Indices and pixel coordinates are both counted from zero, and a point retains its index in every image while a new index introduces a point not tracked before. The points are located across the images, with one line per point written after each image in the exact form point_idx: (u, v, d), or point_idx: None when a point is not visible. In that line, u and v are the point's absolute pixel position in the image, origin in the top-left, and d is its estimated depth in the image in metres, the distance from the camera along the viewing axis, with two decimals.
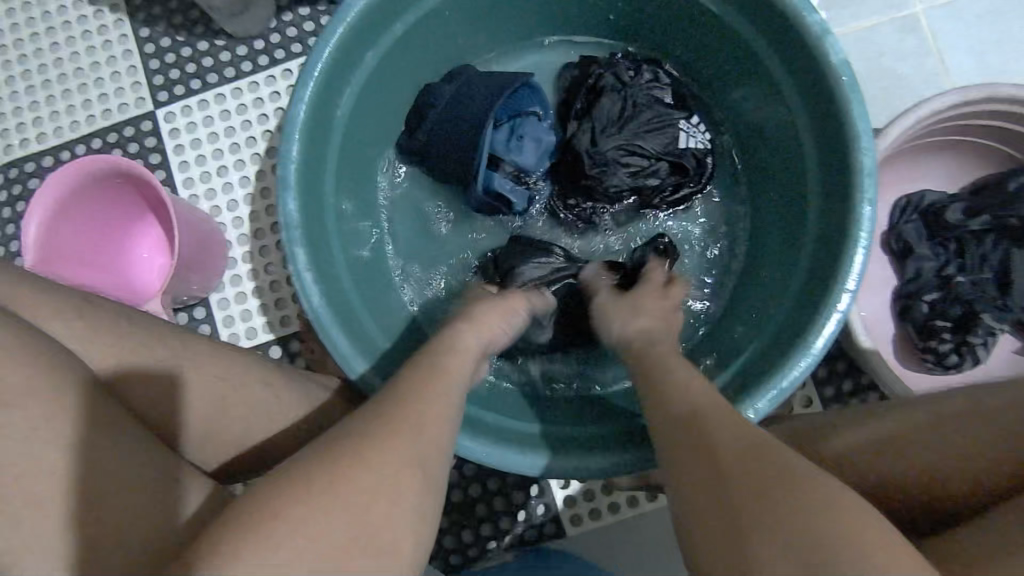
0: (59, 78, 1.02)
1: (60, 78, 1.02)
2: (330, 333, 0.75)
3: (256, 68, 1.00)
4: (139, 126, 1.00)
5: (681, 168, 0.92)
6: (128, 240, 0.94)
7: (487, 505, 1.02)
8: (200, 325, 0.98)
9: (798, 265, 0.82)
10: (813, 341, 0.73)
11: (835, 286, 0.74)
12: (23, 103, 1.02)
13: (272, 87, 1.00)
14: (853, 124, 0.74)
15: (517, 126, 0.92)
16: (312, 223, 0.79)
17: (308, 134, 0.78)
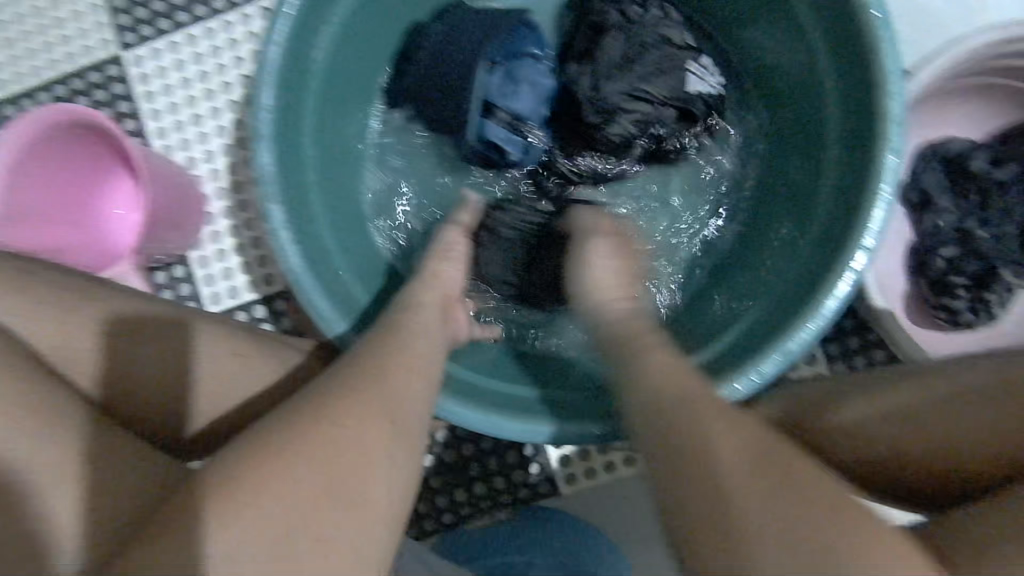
0: (16, 18, 0.94)
1: (18, 18, 0.94)
2: (311, 296, 0.70)
3: (228, 7, 0.92)
4: (105, 72, 0.93)
5: (689, 116, 0.85)
6: (95, 194, 0.88)
7: (481, 463, 0.98)
8: (182, 283, 0.93)
9: (812, 220, 0.77)
10: (826, 303, 0.69)
11: (852, 244, 0.69)
12: None
13: (246, 28, 0.92)
14: (880, 66, 0.68)
15: (512, 70, 0.85)
16: (290, 178, 0.73)
17: (283, 82, 0.72)
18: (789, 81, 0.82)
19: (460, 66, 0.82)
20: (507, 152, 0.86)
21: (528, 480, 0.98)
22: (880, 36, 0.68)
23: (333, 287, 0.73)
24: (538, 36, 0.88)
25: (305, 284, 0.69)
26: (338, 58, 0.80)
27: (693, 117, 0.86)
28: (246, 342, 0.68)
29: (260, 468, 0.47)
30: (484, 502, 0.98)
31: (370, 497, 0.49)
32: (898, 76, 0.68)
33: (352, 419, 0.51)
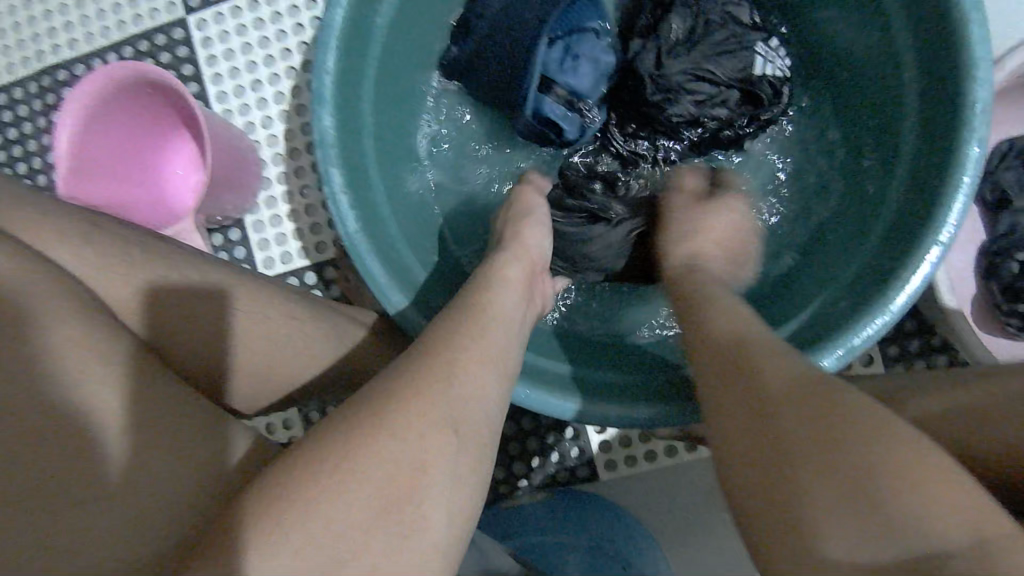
0: None
1: None
2: (364, 262, 0.70)
3: None
4: (171, 35, 0.95)
5: (753, 98, 0.83)
6: (156, 156, 0.90)
7: (520, 443, 0.97)
8: (235, 247, 0.95)
9: (880, 211, 0.73)
10: (893, 298, 0.66)
11: (924, 237, 0.65)
12: (53, 6, 0.97)
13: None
14: (968, 49, 0.64)
15: (574, 44, 0.83)
16: (349, 142, 0.73)
17: (346, 46, 0.72)
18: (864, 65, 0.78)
19: (522, 38, 0.81)
20: (563, 128, 0.85)
21: (567, 462, 0.96)
22: (970, 18, 0.64)
23: (388, 254, 0.73)
24: (600, 10, 0.86)
25: (361, 250, 0.70)
26: (400, 25, 0.79)
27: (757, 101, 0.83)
28: (295, 305, 0.69)
29: (317, 475, 0.42)
30: (521, 483, 0.97)
31: (426, 519, 0.44)
32: (986, 61, 0.64)
33: (421, 424, 0.46)
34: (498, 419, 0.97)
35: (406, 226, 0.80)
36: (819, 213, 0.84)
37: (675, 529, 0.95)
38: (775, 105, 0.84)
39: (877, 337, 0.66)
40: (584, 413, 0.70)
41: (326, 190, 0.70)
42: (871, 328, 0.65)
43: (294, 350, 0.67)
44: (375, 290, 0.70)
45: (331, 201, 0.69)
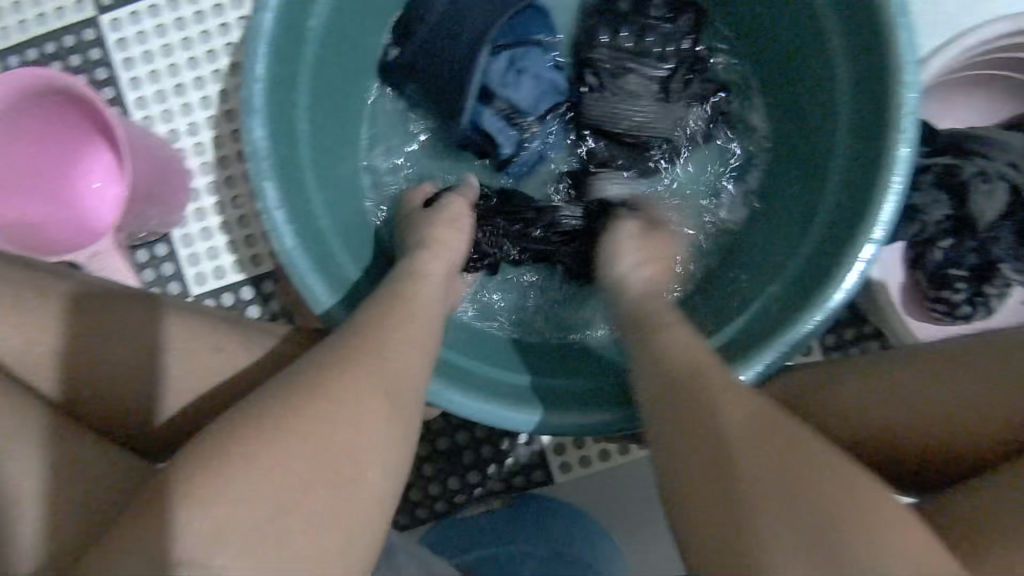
0: None
1: None
2: (305, 278, 0.59)
3: None
4: (61, 42, 0.78)
5: (775, 160, 0.73)
6: (70, 164, 0.73)
7: (475, 452, 0.85)
8: (161, 265, 0.78)
9: (810, 237, 0.63)
10: (821, 312, 0.57)
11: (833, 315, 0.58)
12: None
13: None
14: (894, 140, 0.56)
15: (622, 58, 0.72)
16: (294, 189, 0.61)
17: (274, 85, 0.60)
18: (799, 128, 0.69)
19: (462, 40, 0.68)
20: (500, 143, 0.72)
21: (517, 464, 0.84)
22: (904, 110, 0.56)
23: (361, 255, 0.67)
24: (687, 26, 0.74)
25: (313, 272, 0.59)
26: None
27: (970, 225, 0.71)
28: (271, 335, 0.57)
29: None
30: (450, 486, 0.84)
31: None
32: (909, 140, 0.56)
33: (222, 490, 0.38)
34: (447, 433, 0.85)
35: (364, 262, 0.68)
36: (742, 244, 0.73)
37: (628, 552, 0.83)
38: (749, 160, 0.75)
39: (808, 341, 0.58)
40: (481, 411, 0.59)
41: (286, 218, 0.59)
42: (813, 323, 0.57)
43: (187, 356, 0.55)
44: (317, 301, 0.59)
45: (267, 215, 0.58)
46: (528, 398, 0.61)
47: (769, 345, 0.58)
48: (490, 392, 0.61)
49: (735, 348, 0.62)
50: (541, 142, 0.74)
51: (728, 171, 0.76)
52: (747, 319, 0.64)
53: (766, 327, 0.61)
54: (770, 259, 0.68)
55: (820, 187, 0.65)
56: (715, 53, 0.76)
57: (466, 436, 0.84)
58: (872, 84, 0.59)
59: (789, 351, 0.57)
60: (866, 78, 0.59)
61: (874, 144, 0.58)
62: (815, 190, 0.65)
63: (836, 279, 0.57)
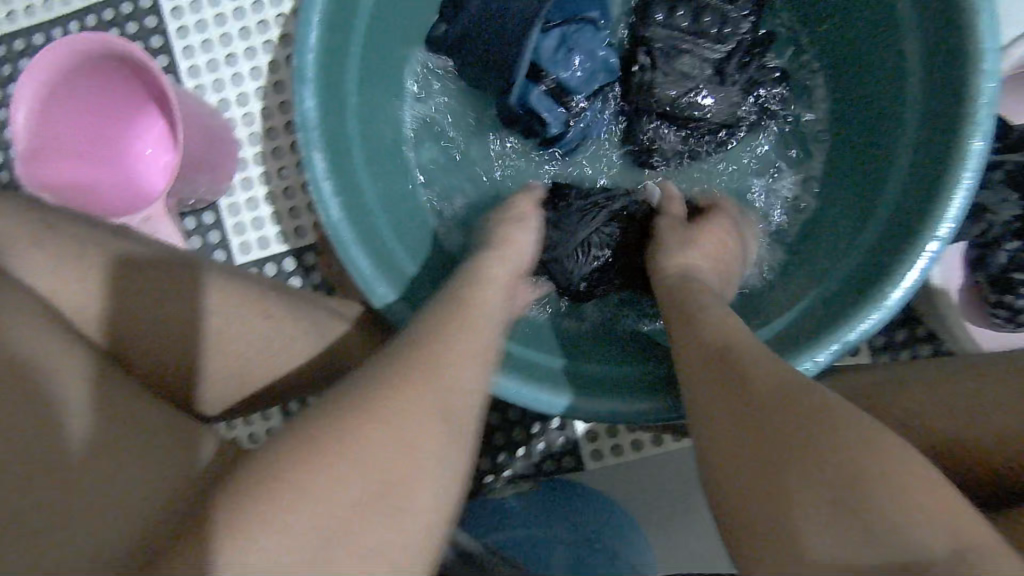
0: None
1: None
2: (348, 251, 0.59)
3: None
4: (119, 10, 0.79)
5: (833, 150, 0.70)
6: (125, 130, 0.74)
7: (506, 434, 0.84)
8: (208, 233, 0.79)
9: (867, 232, 0.61)
10: (877, 310, 0.55)
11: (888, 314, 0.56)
12: None
13: None
14: (967, 132, 0.53)
15: (678, 38, 0.69)
16: (341, 162, 0.61)
17: (325, 56, 0.59)
18: (862, 119, 0.66)
19: (515, 15, 0.67)
20: (548, 123, 0.70)
21: (548, 448, 0.84)
22: (978, 101, 0.53)
23: (405, 232, 0.67)
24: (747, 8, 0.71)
25: (356, 246, 0.59)
26: None
27: None
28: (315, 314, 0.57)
29: None
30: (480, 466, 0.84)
31: None
32: (983, 133, 0.53)
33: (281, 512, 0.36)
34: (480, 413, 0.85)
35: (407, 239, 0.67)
36: (793, 236, 0.70)
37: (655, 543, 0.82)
38: (805, 149, 0.72)
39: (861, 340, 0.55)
40: (542, 400, 0.58)
41: (332, 191, 0.59)
42: (869, 321, 0.55)
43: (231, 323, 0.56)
44: (359, 275, 0.59)
45: (313, 187, 0.58)
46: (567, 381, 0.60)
47: (819, 342, 0.56)
48: (531, 375, 0.60)
49: (781, 343, 0.60)
50: (589, 124, 0.73)
51: (783, 160, 0.73)
52: (797, 312, 0.62)
53: (818, 322, 0.59)
54: (823, 253, 0.65)
55: (880, 180, 0.62)
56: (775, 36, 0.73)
57: (499, 416, 0.84)
58: (945, 73, 0.56)
59: (840, 350, 0.55)
60: (938, 67, 0.56)
61: (944, 136, 0.55)
62: (874, 183, 0.62)
63: (894, 276, 0.55)
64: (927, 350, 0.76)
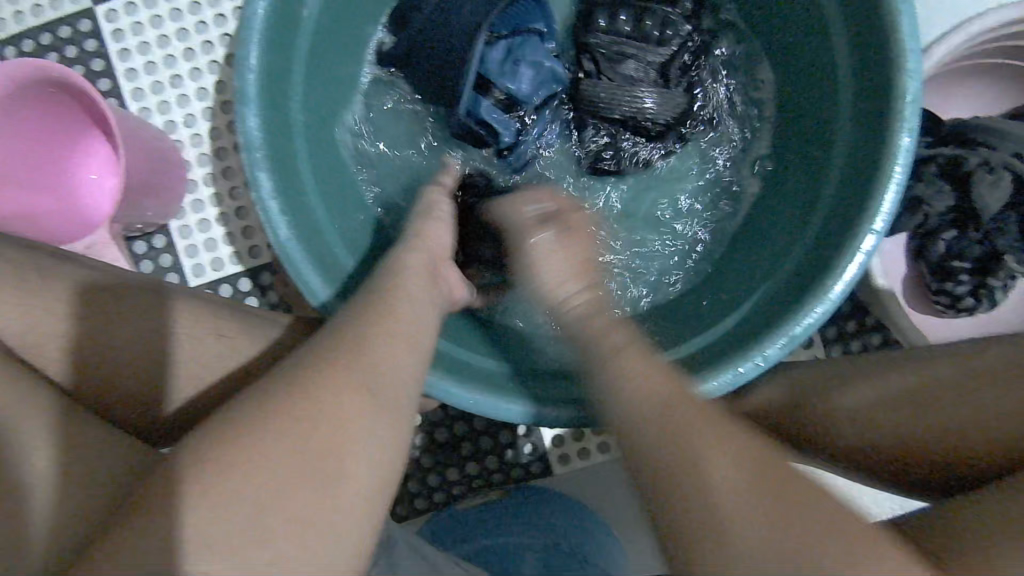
0: None
1: None
2: (300, 269, 0.58)
3: None
4: (57, 34, 0.78)
5: (775, 149, 0.72)
6: (67, 156, 0.73)
7: (474, 444, 0.85)
8: (159, 257, 0.78)
9: (808, 230, 0.63)
10: (821, 303, 0.56)
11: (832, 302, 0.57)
12: None
13: None
14: (896, 128, 0.55)
15: (621, 43, 0.71)
16: (289, 179, 0.60)
17: (269, 76, 0.59)
18: (801, 119, 0.68)
19: (460, 27, 0.67)
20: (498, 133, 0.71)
21: (517, 458, 0.85)
22: (905, 100, 0.55)
23: (357, 246, 0.67)
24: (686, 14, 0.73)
25: (308, 263, 0.59)
26: None
27: (974, 215, 0.70)
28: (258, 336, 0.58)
29: None
30: (450, 478, 0.84)
31: None
32: (911, 129, 0.55)
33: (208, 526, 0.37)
34: (448, 422, 0.85)
35: (360, 253, 0.67)
36: (740, 236, 0.72)
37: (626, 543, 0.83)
38: (749, 148, 0.74)
39: (810, 332, 0.57)
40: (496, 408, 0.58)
41: (275, 206, 0.58)
42: (814, 315, 0.56)
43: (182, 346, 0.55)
44: (314, 295, 0.59)
45: (261, 205, 0.58)
46: (499, 388, 0.60)
47: (768, 337, 0.57)
48: (480, 382, 0.60)
49: (730, 341, 0.61)
50: (539, 133, 0.74)
51: (730, 159, 0.75)
52: (747, 310, 0.63)
53: (767, 318, 0.60)
54: (769, 248, 0.67)
55: (819, 177, 0.64)
56: (716, 39, 0.75)
57: (466, 427, 0.85)
58: (873, 76, 0.58)
59: (788, 344, 0.56)
60: (866, 66, 0.58)
61: (876, 132, 0.57)
62: (815, 180, 0.64)
63: (836, 270, 0.56)
64: (876, 339, 0.79)
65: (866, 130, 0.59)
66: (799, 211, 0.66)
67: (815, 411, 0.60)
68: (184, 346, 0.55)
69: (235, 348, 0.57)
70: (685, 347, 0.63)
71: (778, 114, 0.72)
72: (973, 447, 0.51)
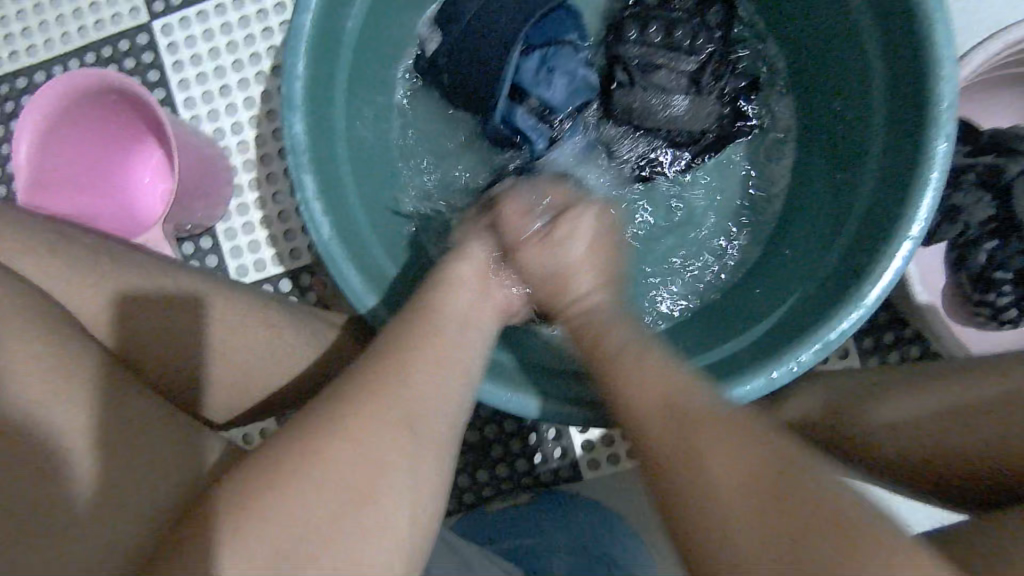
0: None
1: None
2: (339, 268, 0.60)
3: None
4: (117, 47, 0.82)
5: (808, 156, 0.72)
6: (123, 162, 0.77)
7: (504, 447, 0.85)
8: (206, 258, 0.82)
9: (840, 238, 0.63)
10: (853, 310, 0.56)
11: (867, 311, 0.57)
12: None
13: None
14: (931, 135, 0.55)
15: (653, 52, 0.72)
16: (330, 182, 0.63)
17: (313, 85, 0.62)
18: (835, 127, 0.68)
19: (495, 37, 0.69)
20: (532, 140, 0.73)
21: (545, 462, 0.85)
22: (939, 105, 0.55)
23: (393, 249, 0.69)
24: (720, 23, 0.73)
25: (346, 263, 0.61)
26: None
27: (1015, 225, 0.69)
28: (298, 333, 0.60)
29: None
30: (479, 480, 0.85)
31: None
32: (946, 136, 0.55)
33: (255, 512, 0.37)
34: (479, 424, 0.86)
35: (397, 256, 0.69)
36: (772, 244, 0.72)
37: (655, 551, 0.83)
38: (782, 155, 0.74)
39: (843, 339, 0.57)
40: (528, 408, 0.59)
41: (316, 209, 0.61)
42: (847, 321, 0.56)
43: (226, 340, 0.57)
44: (352, 293, 0.61)
45: (303, 207, 0.60)
46: (531, 386, 0.61)
47: (799, 344, 0.57)
48: (512, 382, 0.61)
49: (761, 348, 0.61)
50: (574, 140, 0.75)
51: (763, 167, 0.75)
52: (778, 317, 0.63)
53: (799, 324, 0.60)
54: (802, 256, 0.67)
55: (852, 185, 0.64)
56: (750, 48, 0.75)
57: (497, 430, 0.85)
58: (908, 82, 0.57)
59: (819, 351, 0.56)
60: (901, 74, 0.58)
61: (911, 138, 0.57)
62: (849, 188, 0.64)
63: (870, 276, 0.56)
64: (915, 351, 0.78)
65: (900, 137, 0.59)
66: (832, 219, 0.65)
67: (850, 420, 0.59)
68: (229, 340, 0.57)
69: (276, 342, 0.59)
70: (716, 353, 0.64)
71: (811, 122, 0.72)
72: (1004, 470, 0.50)
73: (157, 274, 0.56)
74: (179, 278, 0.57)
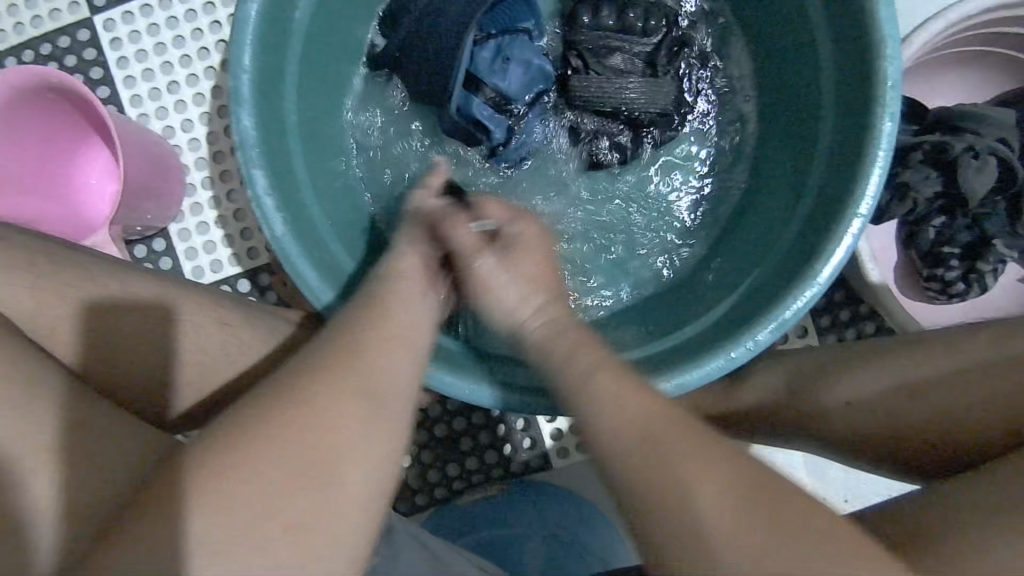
0: None
1: None
2: (296, 263, 0.59)
3: None
4: (57, 44, 0.80)
5: (762, 137, 0.73)
6: (67, 162, 0.75)
7: (474, 439, 0.85)
8: (160, 259, 0.79)
9: (795, 217, 0.64)
10: (808, 287, 0.57)
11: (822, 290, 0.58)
12: None
13: None
14: (877, 112, 0.56)
15: (607, 38, 0.72)
16: (283, 176, 0.61)
17: (262, 77, 0.61)
18: (787, 109, 0.69)
19: (448, 25, 0.69)
20: (489, 129, 0.72)
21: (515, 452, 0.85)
22: (885, 84, 0.56)
23: (351, 243, 0.68)
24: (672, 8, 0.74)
25: (303, 258, 0.60)
26: None
27: (961, 201, 0.71)
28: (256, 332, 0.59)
29: None
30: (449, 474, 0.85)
31: None
32: (892, 114, 0.56)
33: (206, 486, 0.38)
34: (448, 417, 0.86)
35: (355, 249, 0.68)
36: (729, 226, 0.73)
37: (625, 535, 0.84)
38: (737, 138, 0.75)
39: (799, 317, 0.58)
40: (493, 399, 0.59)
41: (270, 204, 0.59)
42: (803, 298, 0.57)
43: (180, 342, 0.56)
44: (309, 288, 0.60)
45: (255, 202, 0.59)
46: (495, 376, 0.61)
47: (758, 323, 0.58)
48: (475, 373, 0.61)
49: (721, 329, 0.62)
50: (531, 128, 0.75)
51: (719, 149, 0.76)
52: (736, 297, 0.64)
53: (757, 304, 0.61)
54: (758, 236, 0.68)
55: (804, 165, 0.65)
56: (702, 33, 0.76)
57: (465, 422, 0.85)
58: (855, 61, 0.59)
59: (776, 329, 0.57)
60: (848, 54, 0.59)
61: (859, 117, 0.58)
62: (801, 169, 0.65)
63: (823, 254, 0.57)
64: (870, 327, 0.80)
65: (849, 116, 0.60)
66: (787, 199, 0.66)
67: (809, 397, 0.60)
68: (184, 341, 0.56)
69: (233, 341, 0.58)
70: (679, 335, 0.64)
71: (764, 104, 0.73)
72: (956, 439, 0.52)
73: (106, 276, 0.55)
74: (129, 279, 0.55)
